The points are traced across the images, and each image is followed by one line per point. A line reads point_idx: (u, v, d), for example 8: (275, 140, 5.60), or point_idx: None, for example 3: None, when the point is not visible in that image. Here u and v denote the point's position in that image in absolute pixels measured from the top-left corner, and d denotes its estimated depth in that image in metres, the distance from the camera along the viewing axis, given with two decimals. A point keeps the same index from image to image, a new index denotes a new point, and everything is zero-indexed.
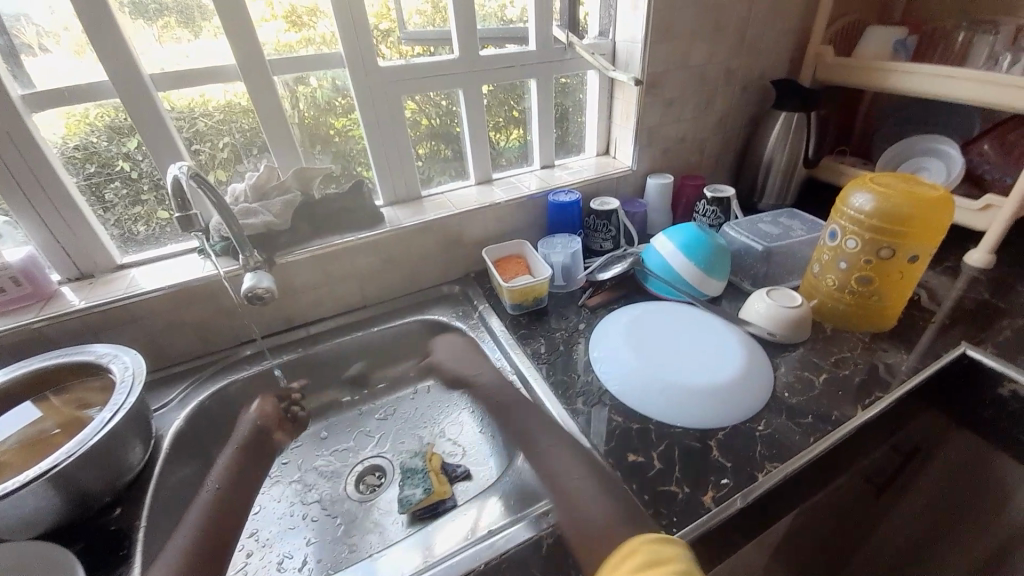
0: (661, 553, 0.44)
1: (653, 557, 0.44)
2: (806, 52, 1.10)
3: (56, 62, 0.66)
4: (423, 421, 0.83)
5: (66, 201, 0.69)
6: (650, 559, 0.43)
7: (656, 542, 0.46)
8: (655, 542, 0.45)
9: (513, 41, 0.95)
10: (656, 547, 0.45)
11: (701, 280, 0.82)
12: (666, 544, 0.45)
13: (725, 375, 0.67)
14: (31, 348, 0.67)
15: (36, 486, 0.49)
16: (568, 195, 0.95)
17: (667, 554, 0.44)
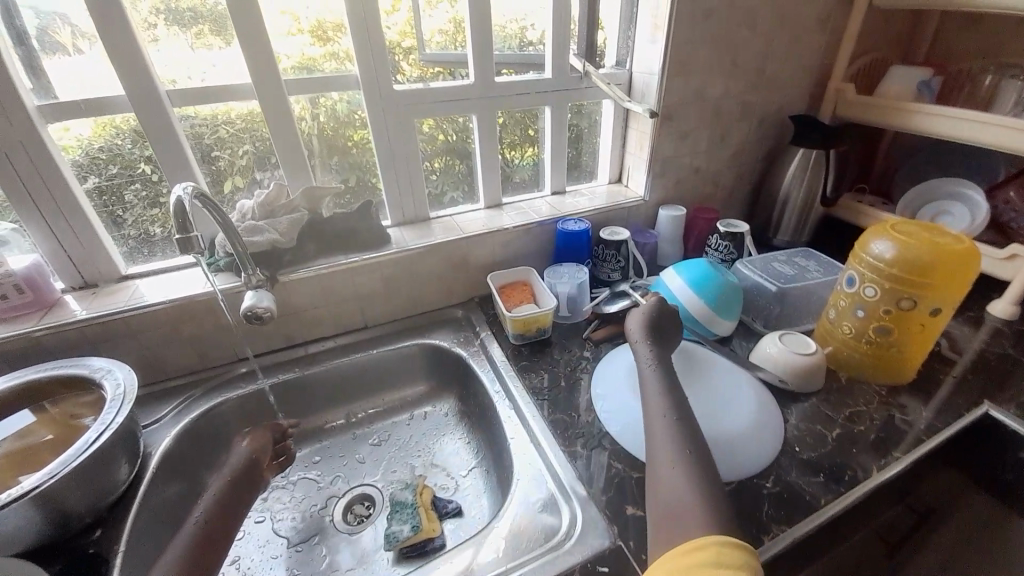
0: (729, 559, 0.39)
1: (717, 561, 0.39)
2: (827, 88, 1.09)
3: (78, 72, 0.66)
4: (417, 449, 0.81)
5: (74, 206, 0.69)
6: (713, 561, 0.39)
7: (728, 546, 0.40)
8: (726, 546, 0.40)
9: (530, 67, 0.95)
10: (725, 550, 0.40)
11: (710, 319, 0.79)
12: (740, 550, 0.40)
13: (735, 424, 0.64)
14: (27, 357, 0.67)
15: (17, 507, 0.47)
16: (577, 223, 0.93)
17: (735, 562, 0.39)
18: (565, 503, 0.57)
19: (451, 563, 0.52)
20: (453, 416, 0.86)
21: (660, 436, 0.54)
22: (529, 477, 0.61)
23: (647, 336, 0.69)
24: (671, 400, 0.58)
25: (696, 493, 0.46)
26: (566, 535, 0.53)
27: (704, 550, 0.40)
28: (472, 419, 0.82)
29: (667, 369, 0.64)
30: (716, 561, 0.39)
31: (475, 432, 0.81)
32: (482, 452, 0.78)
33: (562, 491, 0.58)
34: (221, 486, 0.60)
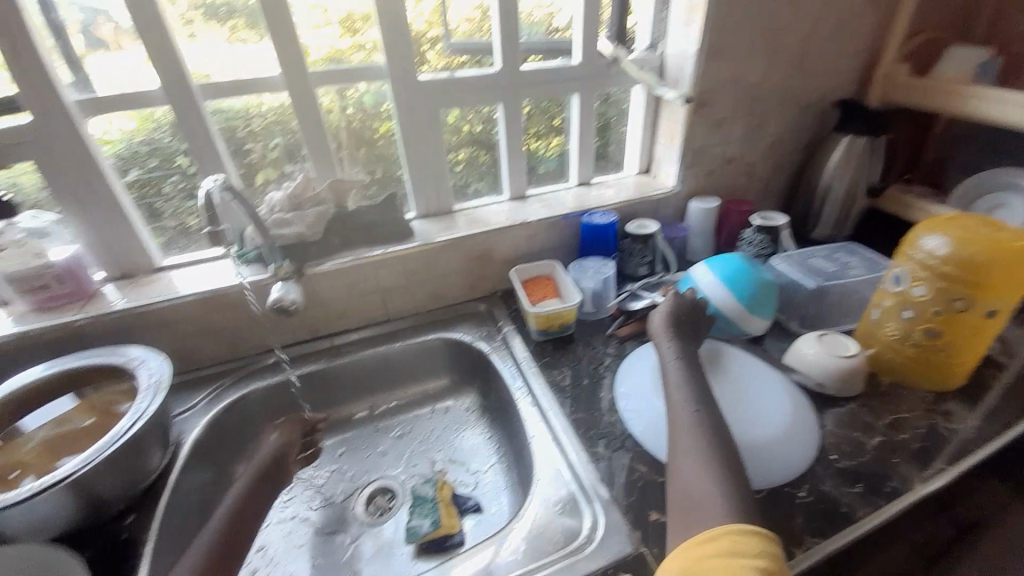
0: (747, 548, 0.39)
1: (734, 550, 0.39)
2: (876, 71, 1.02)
3: (115, 66, 0.68)
4: (438, 443, 0.82)
5: (112, 198, 0.72)
6: (731, 550, 0.40)
7: (749, 535, 0.41)
8: (744, 533, 0.41)
9: (557, 54, 0.93)
10: (741, 538, 0.40)
11: (743, 317, 0.75)
12: (757, 537, 0.40)
13: (768, 428, 0.61)
14: (71, 345, 0.70)
15: (52, 493, 0.50)
16: (603, 216, 0.91)
17: (755, 550, 0.39)
18: (586, 505, 0.56)
19: (470, 563, 0.52)
20: (474, 411, 0.85)
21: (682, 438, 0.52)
22: (549, 476, 0.60)
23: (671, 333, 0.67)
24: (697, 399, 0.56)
25: (722, 502, 0.44)
26: (586, 540, 0.52)
27: (721, 539, 0.41)
28: (494, 415, 0.82)
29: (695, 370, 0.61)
30: (732, 550, 0.40)
31: (496, 428, 0.81)
32: (503, 448, 0.77)
33: (583, 493, 0.57)
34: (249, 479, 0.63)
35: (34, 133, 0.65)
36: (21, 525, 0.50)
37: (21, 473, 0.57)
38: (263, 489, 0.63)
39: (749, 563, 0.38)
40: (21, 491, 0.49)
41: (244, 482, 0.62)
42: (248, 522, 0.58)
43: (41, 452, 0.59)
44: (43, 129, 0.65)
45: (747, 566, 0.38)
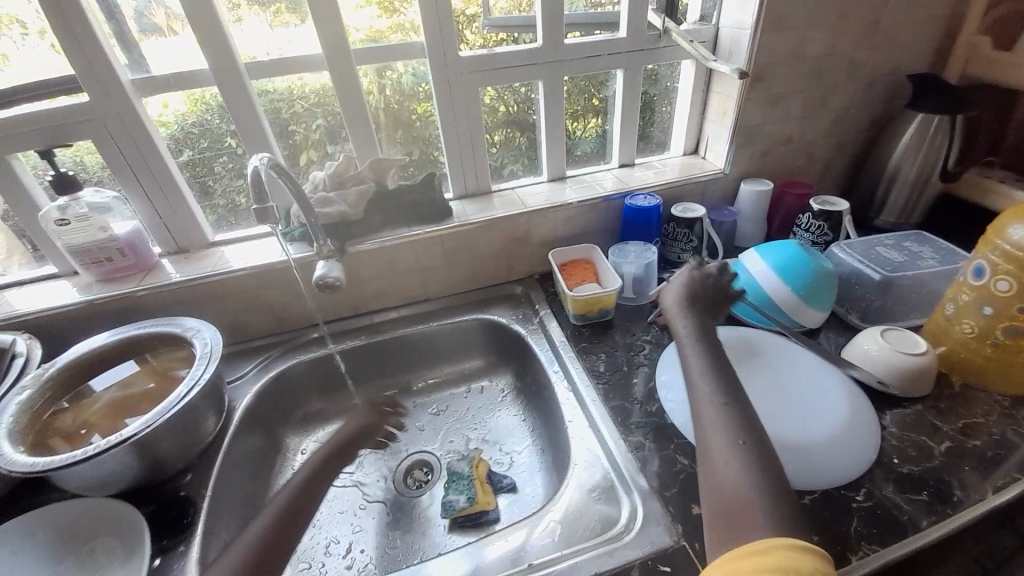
0: (795, 566, 0.34)
1: (781, 568, 0.34)
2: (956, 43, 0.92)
3: (168, 49, 0.70)
4: (474, 422, 0.82)
5: (167, 175, 0.74)
6: (773, 567, 0.34)
7: (795, 549, 0.35)
8: (790, 547, 0.35)
9: (601, 29, 0.88)
10: (789, 555, 0.34)
11: (796, 309, 0.71)
12: (806, 553, 0.35)
13: (816, 428, 0.58)
14: (131, 314, 0.75)
15: (116, 451, 0.53)
16: (647, 198, 0.87)
17: (801, 568, 0.34)
18: (625, 494, 0.55)
19: (506, 541, 0.52)
20: (509, 392, 0.85)
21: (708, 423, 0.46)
22: (587, 461, 0.59)
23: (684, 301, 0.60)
24: (724, 378, 0.49)
25: None
26: (625, 528, 0.51)
27: (763, 555, 0.35)
28: (529, 397, 0.81)
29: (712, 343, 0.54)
30: (779, 568, 0.34)
31: (531, 410, 0.80)
32: (538, 430, 0.77)
33: (621, 481, 0.56)
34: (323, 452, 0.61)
35: (93, 112, 0.68)
36: (90, 478, 0.54)
37: (89, 431, 0.61)
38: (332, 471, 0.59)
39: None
40: (92, 447, 0.53)
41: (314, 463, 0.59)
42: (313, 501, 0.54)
43: (106, 413, 0.63)
44: (100, 108, 0.68)
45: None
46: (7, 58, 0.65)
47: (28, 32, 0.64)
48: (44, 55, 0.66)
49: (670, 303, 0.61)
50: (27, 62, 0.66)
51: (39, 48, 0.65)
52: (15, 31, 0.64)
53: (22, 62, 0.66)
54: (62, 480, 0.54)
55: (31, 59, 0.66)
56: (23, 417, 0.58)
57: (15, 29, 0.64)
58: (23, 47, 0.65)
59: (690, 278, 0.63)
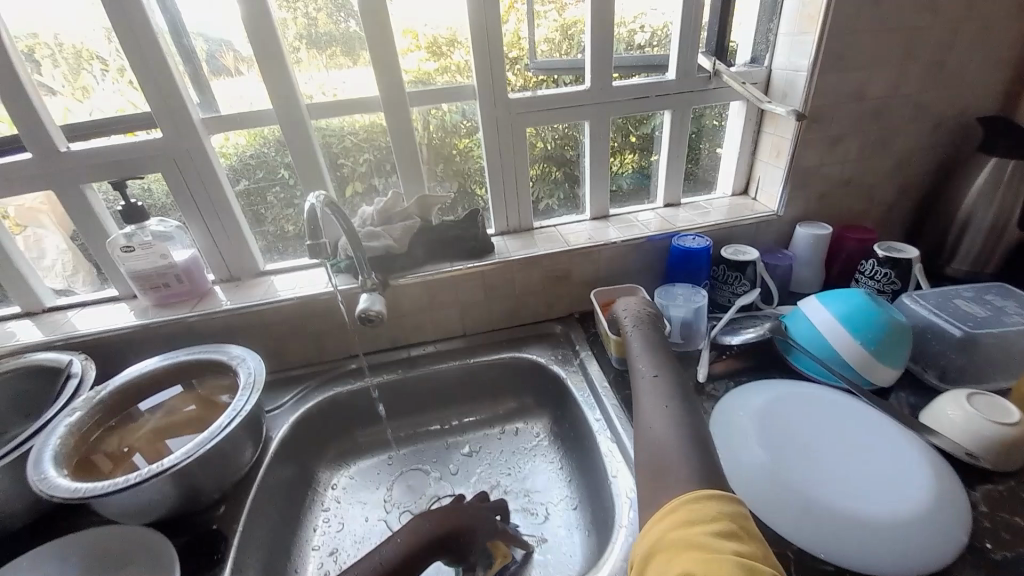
0: (703, 513, 0.37)
1: (691, 519, 0.37)
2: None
3: (235, 88, 0.74)
4: (508, 468, 0.79)
5: (225, 205, 0.78)
6: (690, 519, 0.37)
7: (703, 499, 0.38)
8: (697, 499, 0.38)
9: (647, 70, 0.88)
10: (698, 504, 0.38)
11: (865, 364, 0.65)
12: (712, 499, 0.38)
13: (899, 502, 0.50)
14: (181, 338, 0.77)
15: (155, 481, 0.53)
16: (695, 239, 0.84)
17: (713, 514, 0.37)
18: None
19: None
20: (546, 437, 0.82)
21: (653, 419, 0.50)
22: (632, 522, 0.55)
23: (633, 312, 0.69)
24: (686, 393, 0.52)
25: None
26: None
27: (678, 511, 0.38)
28: (568, 445, 0.77)
29: (659, 353, 0.60)
30: (692, 519, 0.37)
31: (569, 458, 0.76)
32: (575, 481, 0.73)
33: None
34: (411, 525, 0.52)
35: (163, 146, 0.73)
36: (126, 506, 0.54)
37: (131, 451, 0.62)
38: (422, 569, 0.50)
39: (708, 529, 0.35)
40: (133, 475, 0.53)
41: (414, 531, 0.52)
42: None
43: (151, 437, 0.64)
44: (171, 143, 0.73)
45: (708, 532, 0.35)
46: (89, 91, 0.71)
47: (106, 68, 0.70)
48: (123, 91, 0.71)
49: (620, 313, 0.70)
50: (105, 97, 0.71)
51: (119, 86, 0.71)
52: (96, 68, 0.69)
53: (100, 96, 0.71)
54: (100, 507, 0.54)
55: (114, 98, 0.71)
56: (72, 437, 0.59)
57: (96, 66, 0.69)
58: (104, 84, 0.71)
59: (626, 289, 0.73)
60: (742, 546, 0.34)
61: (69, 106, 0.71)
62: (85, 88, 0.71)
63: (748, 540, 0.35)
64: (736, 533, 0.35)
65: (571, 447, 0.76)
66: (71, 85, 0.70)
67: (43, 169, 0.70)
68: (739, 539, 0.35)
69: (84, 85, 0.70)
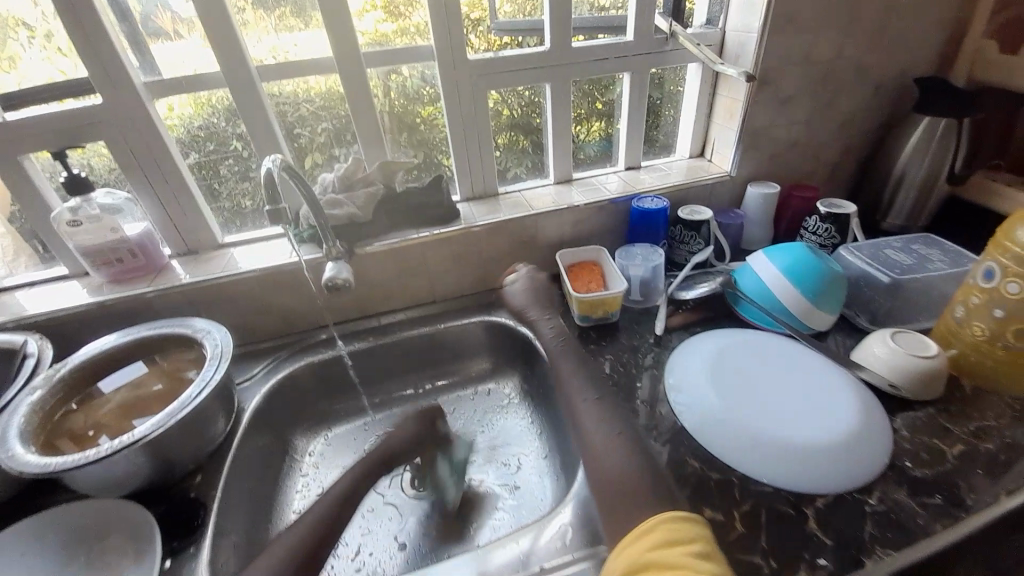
0: (680, 534, 0.39)
1: (669, 539, 0.39)
2: (958, 52, 0.92)
3: (177, 52, 0.71)
4: (481, 426, 0.82)
5: (176, 175, 0.75)
6: (666, 539, 0.39)
7: (679, 521, 0.41)
8: (674, 521, 0.41)
9: (607, 31, 0.89)
10: (675, 526, 0.40)
11: (804, 311, 0.71)
12: (689, 524, 0.41)
13: (831, 428, 0.56)
14: (141, 314, 0.75)
15: (129, 452, 0.54)
16: (654, 200, 0.87)
17: (687, 536, 0.39)
18: None
19: (515, 544, 0.53)
20: (516, 396, 0.86)
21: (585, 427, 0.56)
22: None
23: (541, 313, 0.75)
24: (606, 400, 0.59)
25: None
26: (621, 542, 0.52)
27: (654, 531, 0.40)
28: (538, 401, 0.81)
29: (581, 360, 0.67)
30: (670, 539, 0.39)
31: (538, 413, 0.81)
32: (545, 433, 0.78)
33: None
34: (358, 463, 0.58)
35: (101, 113, 0.69)
36: (100, 479, 0.55)
37: (96, 433, 0.61)
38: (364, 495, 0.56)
39: (685, 550, 0.38)
40: (104, 447, 0.53)
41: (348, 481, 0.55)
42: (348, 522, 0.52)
43: (116, 414, 0.63)
44: (110, 110, 0.69)
45: (686, 554, 0.38)
46: (16, 61, 0.66)
47: (33, 35, 0.65)
48: (47, 59, 0.67)
49: (524, 307, 0.77)
50: (31, 66, 0.67)
51: (40, 52, 0.66)
52: (22, 35, 0.65)
53: (25, 65, 0.67)
54: (71, 482, 0.55)
55: (36, 65, 0.67)
56: (36, 415, 0.58)
57: (22, 33, 0.65)
58: (29, 52, 0.66)
59: (532, 281, 0.79)
60: (715, 570, 0.37)
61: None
62: (11, 58, 0.66)
63: (719, 563, 0.38)
64: (711, 556, 0.38)
65: (541, 402, 0.80)
66: None
67: None
68: (712, 561, 0.38)
69: (10, 54, 0.66)
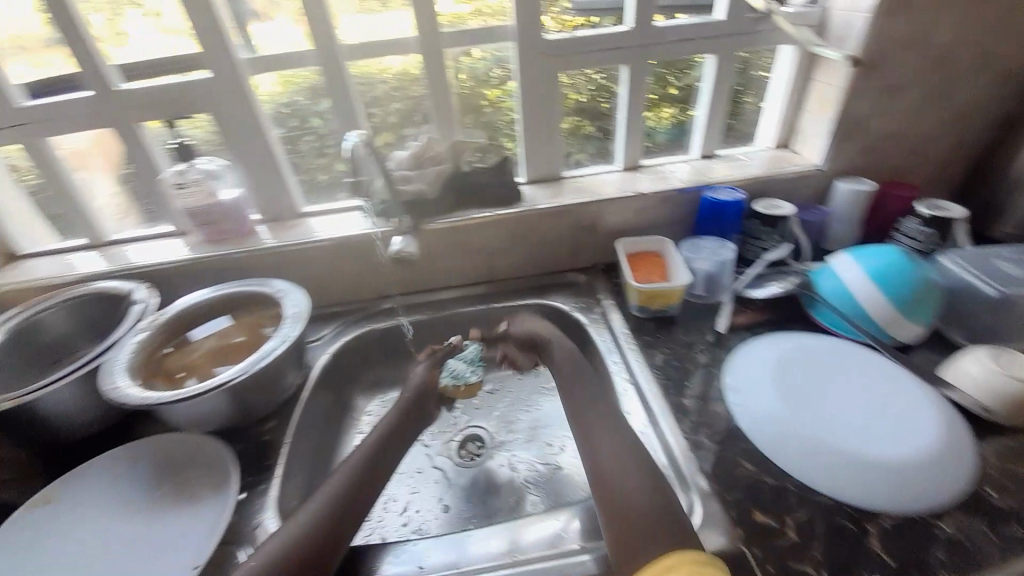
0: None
1: None
2: None
3: (272, 32, 0.76)
4: (527, 405, 0.84)
5: (265, 146, 0.81)
6: None
7: (695, 563, 0.40)
8: (692, 564, 0.40)
9: (687, 12, 0.85)
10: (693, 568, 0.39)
11: (891, 321, 0.65)
12: (704, 564, 0.40)
13: (906, 446, 0.52)
14: (230, 272, 0.83)
15: (213, 395, 0.60)
16: (729, 192, 0.83)
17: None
18: (681, 491, 0.54)
19: (544, 524, 0.57)
20: None
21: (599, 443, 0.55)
22: None
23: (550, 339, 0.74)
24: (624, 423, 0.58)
25: None
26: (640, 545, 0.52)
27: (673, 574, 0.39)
28: None
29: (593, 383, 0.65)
30: None
31: None
32: None
33: (680, 478, 0.55)
34: (390, 419, 0.64)
35: (202, 87, 0.75)
36: (188, 415, 0.62)
37: (185, 375, 0.68)
38: (394, 449, 0.61)
39: None
40: (193, 388, 0.60)
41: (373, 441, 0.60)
42: (381, 475, 0.58)
43: (206, 358, 0.71)
44: (213, 84, 0.75)
45: None
46: (126, 36, 0.74)
47: (141, 13, 0.72)
48: (153, 36, 0.74)
49: (535, 331, 0.75)
50: (139, 43, 0.74)
51: (147, 28, 0.73)
52: (135, 13, 0.72)
53: (134, 40, 0.74)
54: (167, 415, 0.62)
55: (143, 41, 0.74)
56: (139, 352, 0.66)
57: (133, 11, 0.72)
58: (137, 30, 0.73)
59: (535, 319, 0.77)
60: None
61: (107, 51, 0.74)
62: (122, 34, 0.73)
63: None
64: None
65: None
66: (108, 31, 0.73)
67: (101, 108, 0.75)
68: None
69: (120, 31, 0.73)
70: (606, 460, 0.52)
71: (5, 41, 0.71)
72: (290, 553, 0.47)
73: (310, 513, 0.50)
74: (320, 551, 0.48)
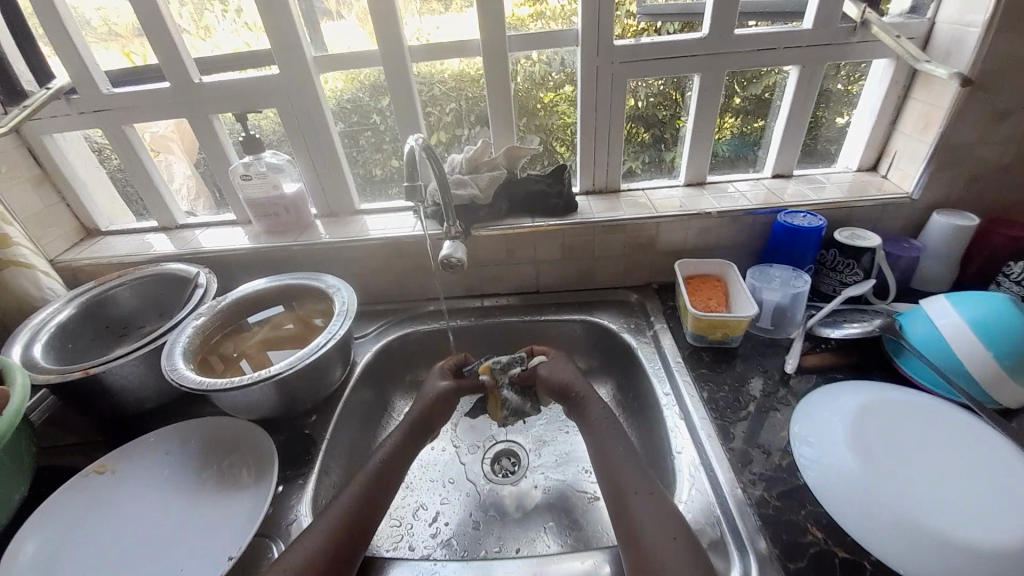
0: None
1: None
2: None
3: (342, 32, 0.77)
4: (567, 426, 0.80)
5: (328, 143, 0.82)
6: None
7: None
8: None
9: (762, 19, 0.80)
10: None
11: (993, 378, 0.57)
12: None
13: (1015, 530, 0.44)
14: (284, 263, 0.85)
15: (261, 385, 0.60)
16: (807, 218, 0.75)
17: None
18: (737, 552, 0.49)
19: (580, 562, 0.53)
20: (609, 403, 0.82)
21: (636, 499, 0.51)
22: (691, 499, 0.55)
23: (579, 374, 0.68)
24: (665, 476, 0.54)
25: None
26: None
27: None
28: (631, 414, 0.77)
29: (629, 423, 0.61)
30: None
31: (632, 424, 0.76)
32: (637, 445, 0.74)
33: (736, 538, 0.50)
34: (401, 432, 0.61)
35: (270, 83, 0.77)
36: (237, 402, 0.63)
37: (240, 357, 0.71)
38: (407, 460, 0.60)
39: None
40: (245, 377, 0.60)
41: (394, 439, 0.60)
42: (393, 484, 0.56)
43: (256, 347, 0.73)
44: (280, 80, 0.77)
45: None
46: (211, 30, 0.77)
47: (225, 10, 0.75)
48: (230, 33, 0.77)
49: (570, 380, 0.66)
50: (222, 39, 0.78)
51: (228, 25, 0.77)
52: (218, 9, 0.75)
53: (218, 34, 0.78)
54: (220, 401, 0.63)
55: (223, 36, 0.78)
56: (196, 336, 0.68)
57: (217, 6, 0.75)
58: (221, 24, 0.77)
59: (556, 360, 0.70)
60: None
61: (190, 45, 0.78)
62: (207, 28, 0.77)
63: None
64: None
65: (635, 414, 0.76)
66: (195, 24, 0.77)
67: (179, 99, 0.78)
68: None
69: (207, 24, 0.77)
70: (644, 515, 0.49)
71: (101, 26, 0.76)
72: (315, 552, 0.47)
73: (336, 514, 0.51)
74: (344, 548, 0.49)
